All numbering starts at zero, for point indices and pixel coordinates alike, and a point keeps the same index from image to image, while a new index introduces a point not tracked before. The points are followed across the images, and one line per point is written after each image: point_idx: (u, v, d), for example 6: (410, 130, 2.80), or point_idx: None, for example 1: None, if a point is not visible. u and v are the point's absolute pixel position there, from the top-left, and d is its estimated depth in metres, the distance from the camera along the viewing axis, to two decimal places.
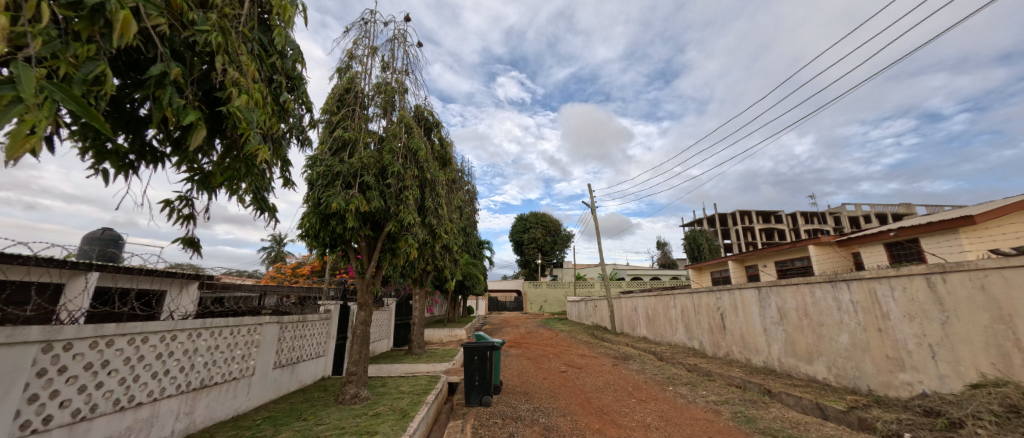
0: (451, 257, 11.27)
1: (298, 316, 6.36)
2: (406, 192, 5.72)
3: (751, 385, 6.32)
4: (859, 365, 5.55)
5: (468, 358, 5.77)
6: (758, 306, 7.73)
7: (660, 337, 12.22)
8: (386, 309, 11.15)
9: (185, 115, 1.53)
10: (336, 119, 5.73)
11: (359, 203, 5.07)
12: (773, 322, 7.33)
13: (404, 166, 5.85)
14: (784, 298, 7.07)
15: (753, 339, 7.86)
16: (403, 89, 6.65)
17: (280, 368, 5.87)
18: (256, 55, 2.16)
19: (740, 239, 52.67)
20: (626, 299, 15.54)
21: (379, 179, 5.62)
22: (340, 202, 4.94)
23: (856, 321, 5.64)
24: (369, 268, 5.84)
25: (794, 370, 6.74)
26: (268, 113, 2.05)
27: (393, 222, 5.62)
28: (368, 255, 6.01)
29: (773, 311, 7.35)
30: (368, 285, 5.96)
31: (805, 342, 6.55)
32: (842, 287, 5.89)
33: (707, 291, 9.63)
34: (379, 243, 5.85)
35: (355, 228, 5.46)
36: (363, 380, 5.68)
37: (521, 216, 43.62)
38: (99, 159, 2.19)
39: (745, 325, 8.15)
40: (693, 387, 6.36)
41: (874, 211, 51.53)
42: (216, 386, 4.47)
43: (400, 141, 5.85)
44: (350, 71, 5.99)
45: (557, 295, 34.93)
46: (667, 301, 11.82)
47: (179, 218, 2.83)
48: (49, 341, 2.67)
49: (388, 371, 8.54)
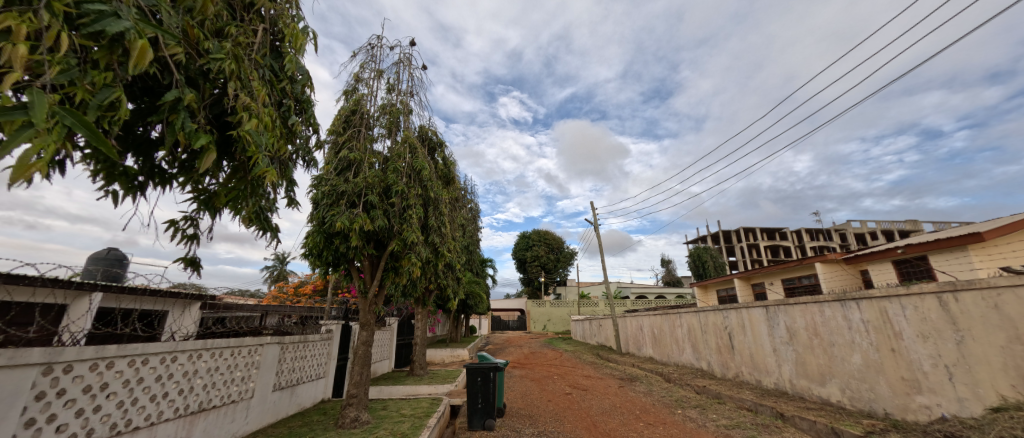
0: (454, 275, 11.25)
1: (299, 337, 6.28)
2: (410, 210, 5.72)
3: (763, 409, 6.12)
4: (873, 386, 5.40)
5: (471, 379, 5.64)
6: (766, 325, 7.56)
7: (666, 357, 11.94)
8: (387, 328, 11.01)
9: (196, 140, 1.53)
10: (342, 140, 5.82)
11: (364, 221, 5.08)
12: (783, 341, 7.15)
13: (408, 185, 5.92)
14: (792, 316, 6.94)
15: (762, 360, 7.65)
16: (408, 110, 6.85)
17: (280, 390, 5.76)
18: (266, 81, 2.22)
19: (745, 256, 52.39)
20: (631, 318, 15.30)
21: (383, 198, 5.67)
22: (345, 221, 4.96)
23: (867, 340, 5.51)
24: (372, 287, 5.79)
25: (806, 392, 6.53)
26: (277, 135, 2.06)
27: (397, 241, 5.61)
28: (371, 274, 5.97)
29: (782, 330, 7.17)
30: (370, 305, 5.88)
31: (817, 362, 6.38)
32: (852, 306, 5.78)
33: (714, 310, 9.48)
34: (382, 262, 5.82)
35: (358, 247, 5.47)
36: (363, 403, 5.54)
37: (524, 234, 43.58)
38: (109, 181, 2.26)
39: (754, 345, 7.96)
40: (703, 410, 6.14)
41: (880, 227, 51.08)
42: (215, 409, 4.38)
43: (404, 161, 6.00)
44: (356, 93, 6.17)
45: (560, 314, 34.41)
46: (672, 320, 11.65)
47: (182, 237, 2.90)
48: (50, 364, 2.65)
49: (389, 393, 8.36)
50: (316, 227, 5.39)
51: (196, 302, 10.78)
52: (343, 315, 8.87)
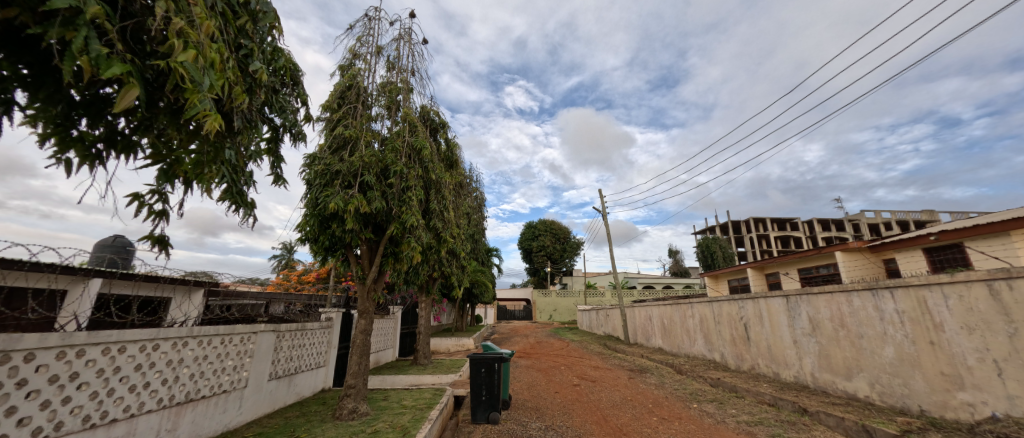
0: (458, 263, 10.99)
1: (297, 325, 6.05)
2: (409, 192, 5.38)
3: (784, 403, 5.77)
4: (907, 381, 5.01)
5: (474, 369, 5.37)
6: (786, 316, 7.15)
7: (676, 348, 11.61)
8: (390, 317, 10.84)
9: (106, 68, 1.17)
10: (337, 117, 5.45)
11: (359, 203, 4.75)
12: (804, 333, 6.76)
13: (408, 166, 5.58)
14: (816, 307, 6.51)
15: (781, 352, 7.27)
16: (408, 87, 6.47)
17: (277, 379, 5.54)
18: (220, 14, 1.83)
19: (754, 247, 51.58)
20: (639, 308, 14.96)
21: (381, 178, 5.32)
22: (339, 202, 4.62)
23: (902, 333, 5.10)
24: (370, 274, 5.48)
25: (830, 386, 6.16)
26: (232, 79, 1.68)
27: (396, 224, 5.26)
28: (369, 260, 5.66)
29: (804, 321, 6.77)
30: (369, 292, 5.58)
31: (843, 355, 5.99)
32: (884, 296, 5.35)
33: (729, 300, 9.07)
34: (381, 247, 5.50)
35: (355, 230, 5.15)
36: (362, 394, 5.29)
37: (530, 224, 43.28)
38: (63, 148, 1.94)
39: (772, 336, 7.58)
40: (720, 404, 5.80)
41: (894, 217, 49.95)
42: (204, 400, 4.15)
43: (404, 140, 5.69)
44: (352, 68, 5.79)
45: (566, 304, 34.24)
46: (684, 310, 11.28)
47: (149, 214, 2.59)
48: (5, 352, 2.37)
49: (392, 382, 8.30)
50: (310, 210, 5.07)
51: (200, 289, 10.71)
52: (345, 303, 8.66)
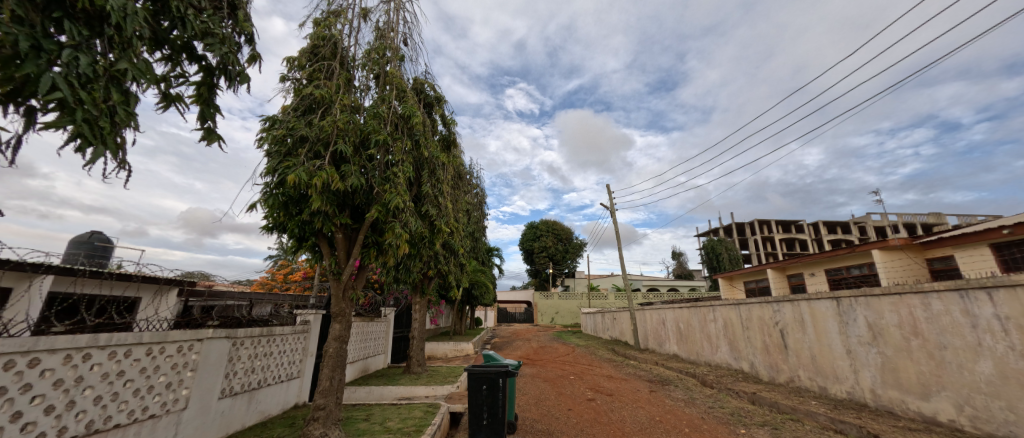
0: (456, 261, 10.01)
1: (261, 330, 5.05)
2: (395, 168, 4.40)
3: (848, 428, 4.76)
4: (1014, 404, 4.01)
5: (473, 386, 4.37)
6: (837, 322, 6.14)
7: (695, 355, 10.60)
8: (381, 320, 9.89)
9: None
10: (307, 75, 4.47)
11: (330, 176, 3.73)
12: (861, 342, 5.76)
13: (394, 137, 4.61)
14: (877, 311, 5.51)
15: (830, 363, 6.26)
16: (396, 49, 5.50)
17: (231, 397, 4.52)
18: None
19: (759, 249, 50.57)
20: (651, 312, 13.93)
21: (360, 150, 4.33)
22: (300, 174, 3.56)
23: (1007, 343, 4.09)
24: (347, 268, 4.44)
25: (900, 407, 5.14)
26: None
27: (376, 206, 4.23)
28: (346, 251, 4.60)
29: (860, 328, 5.76)
30: (345, 290, 4.54)
31: (916, 370, 4.98)
32: (979, 298, 4.35)
33: (760, 302, 8.05)
34: (360, 235, 4.48)
35: (327, 213, 4.15)
36: (334, 417, 4.25)
37: (531, 224, 42.31)
38: None
39: (817, 345, 6.56)
40: (774, 429, 4.77)
41: (901, 220, 49.15)
42: (117, 431, 3.12)
43: (390, 107, 4.73)
44: (328, 19, 4.80)
45: (569, 307, 33.21)
46: (703, 314, 10.29)
47: None
48: None
49: (379, 395, 7.33)
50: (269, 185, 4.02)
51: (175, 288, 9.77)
52: (327, 304, 7.68)
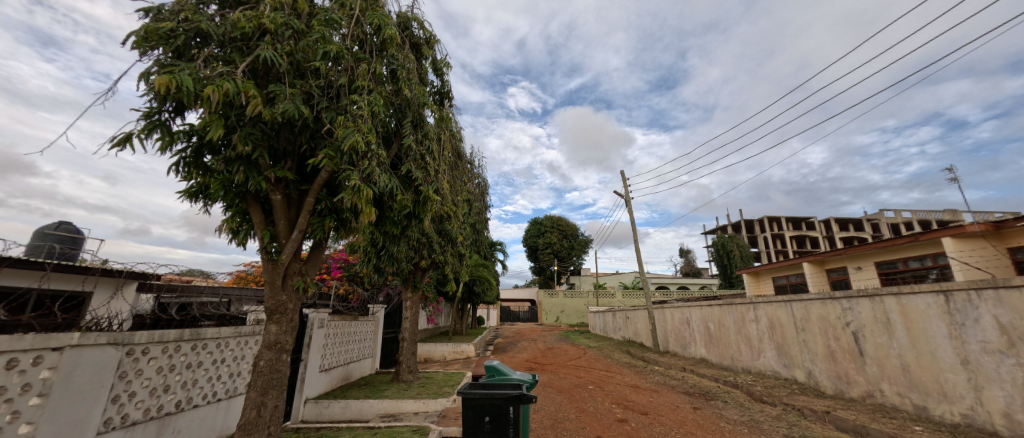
0: (454, 251, 8.62)
1: (180, 333, 3.64)
2: (356, 96, 3.01)
3: None
4: None
5: (473, 419, 2.98)
6: (948, 323, 4.71)
7: (729, 360, 9.20)
8: (368, 319, 8.56)
9: None
10: None
11: (245, 90, 2.34)
12: (988, 349, 4.33)
13: (357, 57, 3.22)
14: (1017, 309, 4.09)
15: (937, 377, 4.82)
16: None
17: (122, 430, 3.09)
18: None
19: (770, 247, 48.96)
20: (672, 310, 12.51)
21: (303, 68, 2.93)
22: (190, 83, 2.18)
23: None
24: (288, 244, 3.05)
25: None
26: None
27: (326, 150, 2.82)
28: (291, 222, 3.20)
29: (986, 331, 4.34)
30: (288, 277, 3.14)
31: None
32: None
33: (822, 298, 6.61)
34: (311, 197, 3.10)
35: (252, 159, 2.77)
36: None
37: (535, 220, 40.83)
38: None
39: (912, 352, 5.13)
40: None
41: (917, 217, 47.50)
42: None
43: (353, 17, 3.32)
44: None
45: (574, 305, 31.84)
46: (740, 312, 8.85)
47: None
48: None
49: (358, 410, 6.00)
50: (153, 112, 2.59)
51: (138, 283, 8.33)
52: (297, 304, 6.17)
